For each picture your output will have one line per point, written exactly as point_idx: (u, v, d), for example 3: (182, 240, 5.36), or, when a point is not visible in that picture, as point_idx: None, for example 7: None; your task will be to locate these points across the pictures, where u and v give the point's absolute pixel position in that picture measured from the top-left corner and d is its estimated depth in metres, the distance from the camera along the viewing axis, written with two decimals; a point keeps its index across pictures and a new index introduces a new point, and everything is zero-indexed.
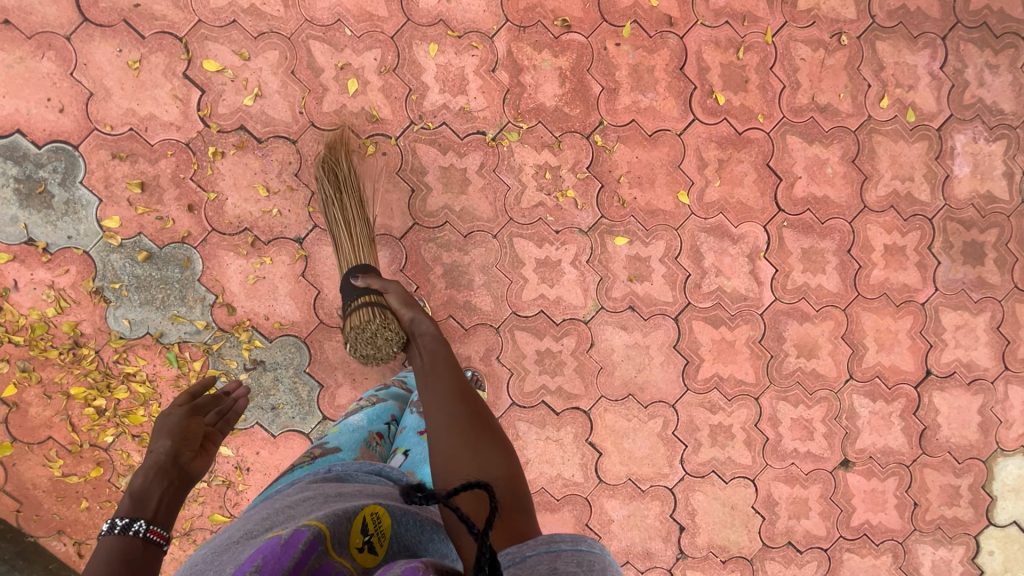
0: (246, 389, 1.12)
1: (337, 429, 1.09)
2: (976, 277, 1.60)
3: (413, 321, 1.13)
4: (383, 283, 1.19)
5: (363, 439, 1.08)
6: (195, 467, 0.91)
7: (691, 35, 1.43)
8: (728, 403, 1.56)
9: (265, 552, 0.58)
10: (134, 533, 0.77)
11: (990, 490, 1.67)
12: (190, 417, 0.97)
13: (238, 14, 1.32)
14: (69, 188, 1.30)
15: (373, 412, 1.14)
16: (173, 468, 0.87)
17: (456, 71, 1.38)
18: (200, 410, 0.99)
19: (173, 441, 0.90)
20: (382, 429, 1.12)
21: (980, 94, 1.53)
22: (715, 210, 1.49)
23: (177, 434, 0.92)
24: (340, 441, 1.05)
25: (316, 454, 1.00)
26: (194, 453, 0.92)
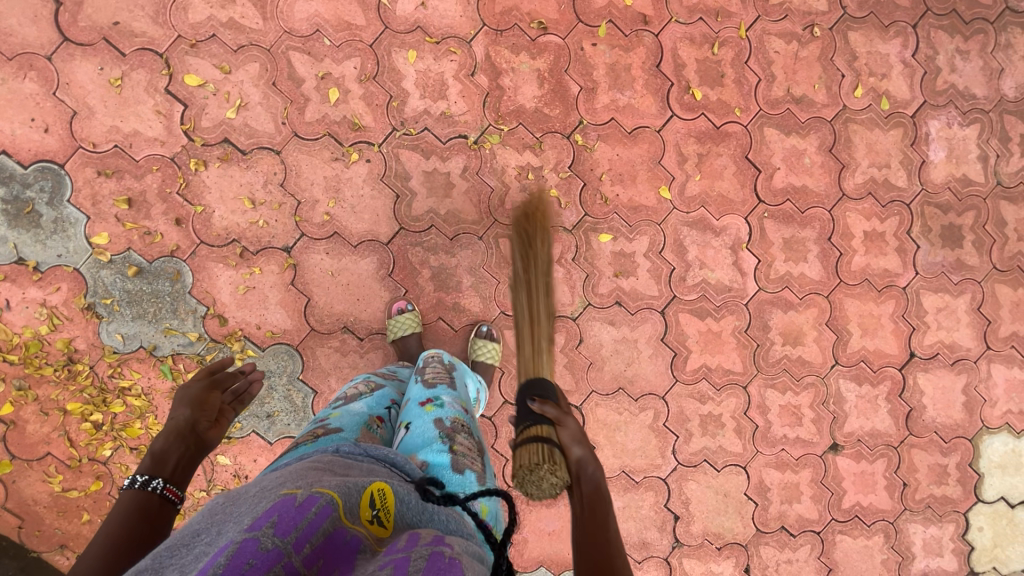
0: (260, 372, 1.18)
1: (338, 412, 1.00)
2: (956, 260, 1.63)
3: (580, 464, 0.97)
4: (561, 415, 1.04)
5: (364, 422, 0.99)
6: (209, 436, 0.97)
7: (666, 32, 1.46)
8: (717, 393, 1.59)
9: (280, 510, 0.58)
10: (152, 489, 0.82)
11: (977, 468, 1.70)
12: (209, 390, 1.03)
13: (217, 28, 1.33)
14: (57, 207, 1.32)
15: (373, 399, 1.08)
16: (189, 435, 0.93)
17: (436, 76, 1.40)
18: (217, 386, 1.06)
19: (192, 410, 0.97)
20: (383, 413, 1.06)
21: (952, 79, 1.56)
22: (696, 203, 1.51)
23: (196, 403, 0.99)
24: (342, 420, 0.97)
25: (319, 433, 0.91)
26: (209, 423, 0.98)
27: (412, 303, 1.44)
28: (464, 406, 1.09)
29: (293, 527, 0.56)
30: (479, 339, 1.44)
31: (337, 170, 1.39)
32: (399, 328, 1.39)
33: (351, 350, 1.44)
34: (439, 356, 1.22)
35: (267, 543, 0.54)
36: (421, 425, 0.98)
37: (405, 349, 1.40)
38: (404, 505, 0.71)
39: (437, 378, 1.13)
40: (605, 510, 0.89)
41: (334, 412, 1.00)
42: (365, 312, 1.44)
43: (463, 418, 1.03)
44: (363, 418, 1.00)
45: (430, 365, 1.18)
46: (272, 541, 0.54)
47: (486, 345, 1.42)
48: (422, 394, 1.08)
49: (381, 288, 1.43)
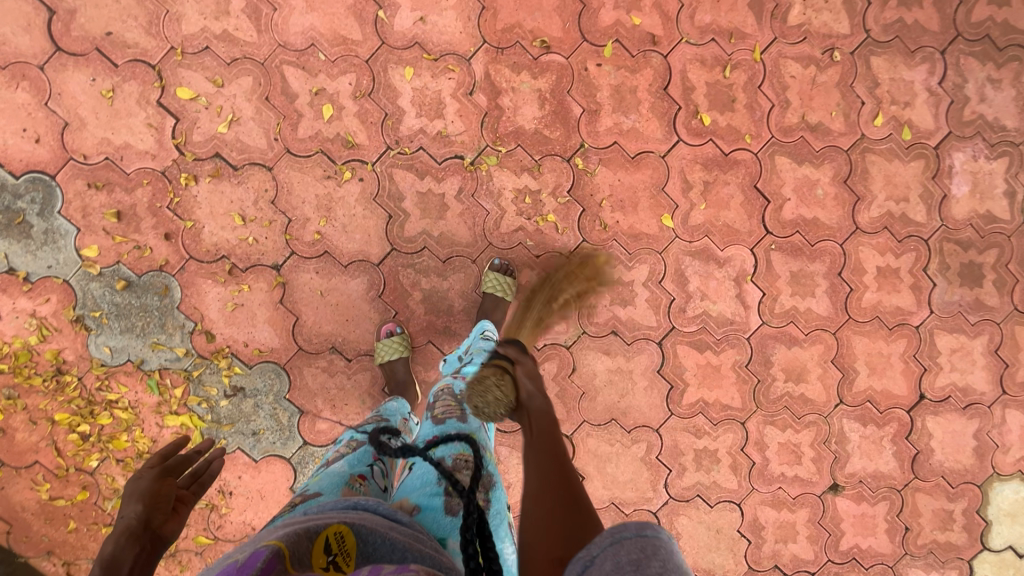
0: (221, 449, 1.08)
1: (317, 477, 1.00)
2: (974, 299, 1.54)
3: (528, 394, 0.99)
4: (520, 354, 1.12)
5: (344, 482, 0.98)
6: (166, 529, 0.90)
7: (675, 53, 1.39)
8: (714, 428, 1.54)
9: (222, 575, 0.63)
10: None
11: (985, 515, 1.63)
12: (161, 479, 0.95)
13: (211, 40, 1.31)
14: (47, 218, 1.31)
15: (356, 457, 1.05)
16: (143, 534, 0.86)
17: (433, 95, 1.36)
18: (171, 472, 0.98)
19: (142, 506, 0.89)
20: (365, 471, 1.02)
21: (981, 110, 1.47)
22: (700, 233, 1.45)
23: (147, 498, 0.91)
24: (320, 486, 0.96)
25: (297, 503, 0.92)
26: (165, 516, 0.91)
27: (402, 325, 1.41)
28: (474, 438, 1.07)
29: None
30: (491, 272, 1.40)
31: (329, 189, 1.36)
32: (386, 352, 1.36)
33: (339, 371, 1.41)
34: (449, 386, 1.18)
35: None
36: (422, 466, 1.03)
37: (392, 373, 1.37)
38: (365, 547, 0.74)
39: (447, 414, 1.12)
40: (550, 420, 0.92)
41: (314, 479, 1.00)
42: (354, 333, 1.41)
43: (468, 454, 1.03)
44: (343, 478, 0.98)
45: (440, 399, 1.16)
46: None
47: (499, 279, 1.38)
48: (431, 430, 1.09)
49: (371, 310, 1.40)
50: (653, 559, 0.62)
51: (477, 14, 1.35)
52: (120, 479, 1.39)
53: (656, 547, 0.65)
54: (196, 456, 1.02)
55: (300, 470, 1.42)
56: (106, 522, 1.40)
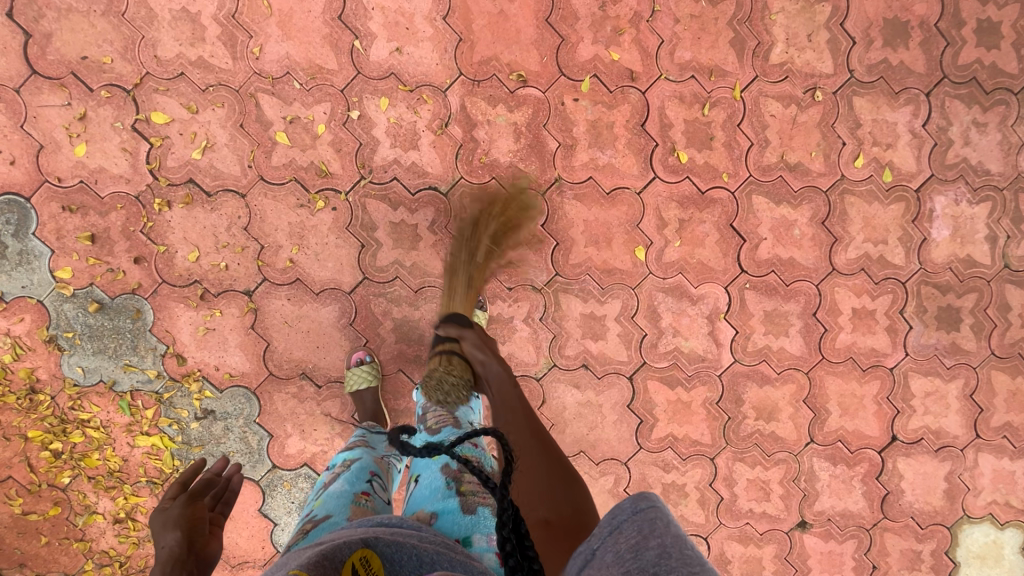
0: (239, 464, 1.08)
1: (320, 501, 0.98)
2: (950, 343, 1.54)
3: (491, 376, 1.12)
4: (461, 330, 1.20)
5: (352, 500, 0.97)
6: (211, 550, 0.88)
7: (654, 90, 1.38)
8: (683, 462, 1.55)
9: None
10: None
11: (954, 557, 1.63)
12: (191, 504, 0.94)
13: (186, 66, 1.31)
14: (22, 239, 1.32)
15: (353, 474, 1.04)
16: (188, 559, 0.84)
17: (408, 126, 1.35)
18: (198, 496, 0.97)
19: (182, 532, 0.87)
20: (367, 487, 1.02)
21: (965, 153, 1.45)
22: (674, 269, 1.45)
23: (184, 525, 0.89)
24: (328, 509, 0.95)
25: (308, 529, 0.91)
26: (205, 538, 0.89)
27: (373, 354, 1.41)
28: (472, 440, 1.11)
29: None
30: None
31: (302, 217, 1.37)
32: (355, 381, 1.37)
33: (308, 397, 1.42)
34: (439, 398, 1.21)
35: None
36: (429, 475, 1.01)
37: (361, 402, 1.37)
38: (393, 566, 0.71)
39: (441, 422, 1.15)
40: (515, 392, 1.08)
41: (317, 502, 0.98)
42: (325, 360, 1.42)
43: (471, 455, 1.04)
44: (349, 496, 0.98)
45: (430, 411, 1.19)
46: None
47: None
48: None
49: (342, 338, 1.41)
50: (650, 538, 0.65)
51: (454, 46, 1.34)
52: (92, 496, 1.41)
53: (652, 523, 0.67)
54: (217, 478, 1.02)
55: (269, 493, 1.44)
56: (77, 538, 1.42)
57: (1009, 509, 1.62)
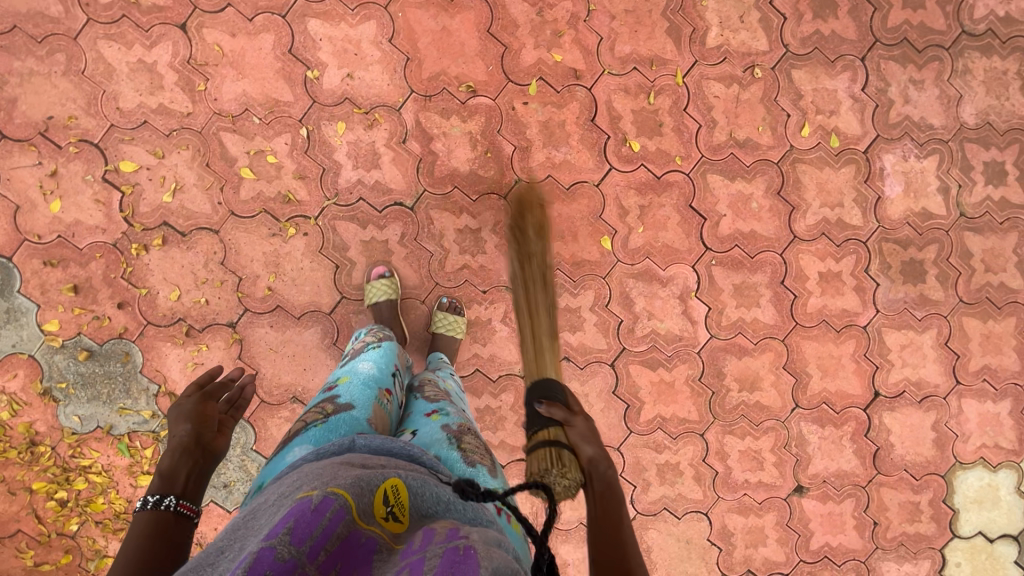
0: (252, 377, 1.14)
1: (348, 384, 1.04)
2: (919, 295, 1.58)
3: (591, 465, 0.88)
4: (569, 416, 0.97)
5: (375, 396, 1.02)
6: (218, 444, 0.95)
7: (599, 85, 1.43)
8: (674, 442, 1.58)
9: (296, 514, 0.56)
10: (165, 507, 0.83)
11: (952, 504, 1.66)
12: (203, 402, 1.00)
13: (148, 114, 1.36)
14: (8, 298, 1.37)
15: (382, 371, 1.11)
16: (195, 449, 0.91)
17: (368, 146, 1.40)
18: (211, 396, 1.02)
19: (192, 425, 0.94)
20: (389, 389, 1.08)
21: (906, 111, 1.51)
22: (640, 255, 1.50)
23: (195, 418, 0.95)
24: (353, 399, 0.99)
25: (329, 412, 0.95)
26: (214, 433, 0.95)
27: (390, 270, 1.42)
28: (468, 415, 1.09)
29: (308, 535, 0.54)
30: (441, 310, 1.44)
31: (276, 246, 1.41)
32: (374, 294, 1.40)
33: None
34: (433, 380, 1.20)
35: (282, 552, 0.52)
36: (430, 429, 0.99)
37: (380, 315, 1.39)
38: (418, 499, 0.70)
39: (438, 396, 1.12)
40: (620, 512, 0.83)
41: (344, 387, 1.03)
42: (313, 381, 1.45)
43: (469, 423, 1.03)
44: (373, 391, 1.03)
45: (427, 386, 1.16)
46: (288, 551, 0.52)
47: (447, 318, 1.42)
48: (426, 407, 1.07)
49: (327, 357, 1.45)
50: None
51: (403, 65, 1.39)
52: (101, 540, 1.44)
53: None
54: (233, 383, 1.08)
55: None
56: None
57: (1000, 451, 1.65)
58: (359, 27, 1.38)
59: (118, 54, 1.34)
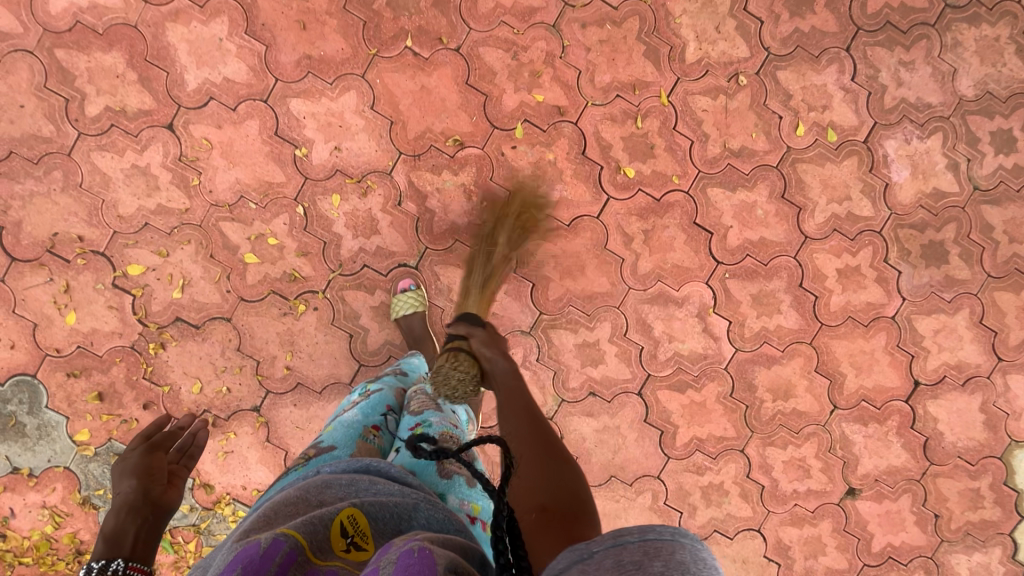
0: (204, 421, 1.20)
1: (332, 429, 1.06)
2: (944, 277, 1.53)
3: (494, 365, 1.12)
4: (472, 329, 1.23)
5: (359, 433, 1.04)
6: (167, 498, 1.00)
7: (584, 117, 1.42)
8: (715, 461, 1.55)
9: (243, 560, 0.58)
10: (113, 571, 0.85)
11: (1014, 485, 1.60)
12: (150, 455, 1.07)
13: (148, 215, 1.38)
14: (37, 414, 1.39)
15: (368, 406, 1.11)
16: (142, 506, 0.95)
17: (364, 213, 1.41)
18: (158, 447, 1.09)
19: (137, 481, 0.99)
20: (378, 420, 1.08)
21: (901, 93, 1.47)
22: (652, 279, 1.47)
23: (140, 474, 1.01)
24: (334, 439, 1.02)
25: (311, 456, 0.99)
26: (162, 487, 1.01)
27: (416, 283, 1.42)
28: (454, 422, 1.10)
29: None
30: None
31: (288, 324, 1.42)
32: (402, 306, 1.39)
33: None
34: (421, 387, 1.18)
35: None
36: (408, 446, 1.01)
37: (409, 328, 1.40)
38: (378, 524, 0.72)
39: (423, 406, 1.11)
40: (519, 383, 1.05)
41: (328, 429, 1.06)
42: None
43: (451, 431, 1.05)
44: (357, 430, 1.04)
45: (414, 398, 1.15)
46: None
47: None
48: (409, 421, 1.08)
49: None
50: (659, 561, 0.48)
51: (388, 129, 1.39)
52: None
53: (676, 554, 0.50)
54: (180, 433, 1.14)
55: None
56: None
57: None
58: (339, 99, 1.38)
59: (111, 162, 1.36)
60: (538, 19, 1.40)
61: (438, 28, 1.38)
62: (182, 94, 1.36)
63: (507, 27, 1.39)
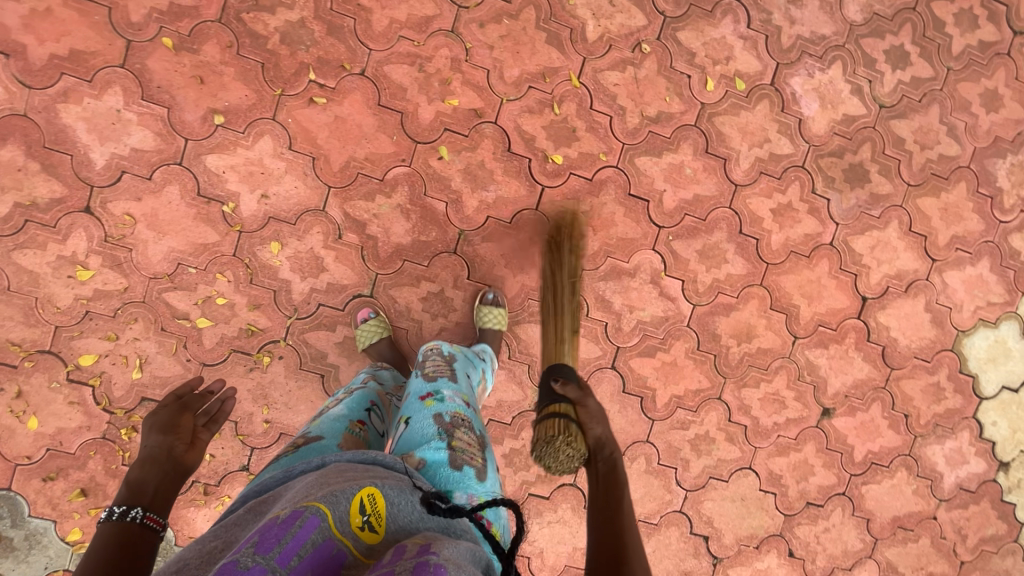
0: (235, 391, 1.21)
1: (318, 422, 1.06)
2: (869, 195, 1.61)
3: (598, 443, 1.06)
4: (581, 396, 1.14)
5: (346, 426, 1.05)
6: (187, 459, 0.99)
7: (503, 115, 1.44)
8: (696, 414, 1.62)
9: (264, 530, 0.62)
10: (131, 518, 0.83)
11: (968, 371, 1.72)
12: (181, 413, 1.07)
13: (87, 303, 1.34)
14: (22, 524, 1.36)
15: (353, 403, 1.13)
16: (165, 459, 0.95)
17: (308, 253, 1.40)
18: (188, 407, 1.10)
19: (164, 435, 1.00)
20: (363, 416, 1.10)
21: (796, 31, 1.53)
22: (601, 257, 1.51)
23: (167, 429, 1.01)
24: (322, 429, 1.02)
25: (300, 444, 0.98)
26: (186, 446, 1.00)
27: (376, 310, 1.43)
28: (465, 397, 1.11)
29: (277, 543, 0.60)
30: (486, 304, 1.44)
31: (257, 379, 1.42)
32: (366, 336, 1.39)
33: None
34: (438, 347, 1.25)
35: (248, 560, 0.57)
36: (421, 420, 1.01)
37: (379, 354, 1.39)
38: (394, 508, 0.72)
39: (437, 371, 1.15)
40: (620, 483, 0.97)
41: (315, 422, 1.05)
42: None
43: (463, 411, 1.06)
44: (344, 423, 1.05)
45: (429, 359, 1.20)
46: (253, 559, 0.57)
47: (492, 312, 1.43)
48: (422, 386, 1.10)
49: None
50: None
51: (312, 166, 1.38)
52: None
53: None
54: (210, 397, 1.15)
55: None
56: None
57: (994, 307, 1.71)
58: (255, 146, 1.35)
59: (35, 259, 1.32)
60: (436, 27, 1.40)
61: (338, 55, 1.36)
62: (93, 174, 1.31)
63: (407, 41, 1.39)
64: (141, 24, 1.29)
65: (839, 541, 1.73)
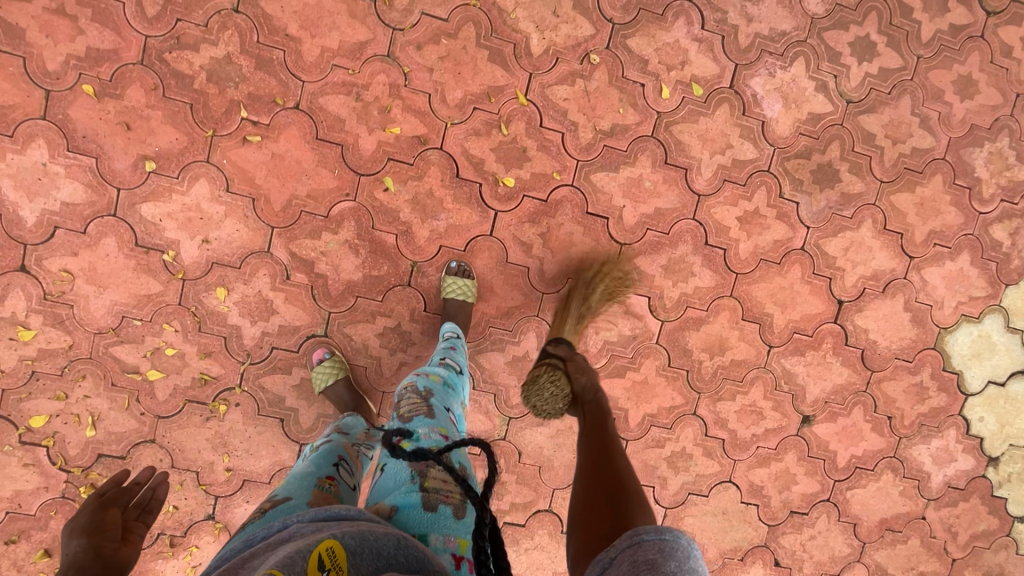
0: (163, 474, 1.22)
1: (283, 483, 1.00)
2: (840, 195, 1.54)
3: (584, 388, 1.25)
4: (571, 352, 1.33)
5: (315, 483, 1.00)
6: (121, 552, 0.99)
7: (449, 139, 1.38)
8: (672, 431, 1.58)
9: None
10: None
11: (952, 368, 1.67)
12: (104, 511, 1.07)
13: (33, 363, 1.31)
14: None
15: (321, 456, 1.08)
16: (98, 556, 0.95)
17: (256, 296, 1.36)
18: (111, 501, 1.10)
19: (88, 538, 0.98)
20: (333, 471, 1.05)
21: (753, 29, 1.45)
22: (562, 279, 1.46)
23: (92, 531, 1.00)
24: (289, 489, 0.96)
25: (266, 508, 0.92)
26: (116, 543, 1.00)
27: (330, 349, 1.38)
28: (444, 432, 1.05)
29: None
30: (451, 276, 1.40)
31: (215, 427, 1.38)
32: (321, 379, 1.35)
33: None
34: (414, 383, 1.16)
35: None
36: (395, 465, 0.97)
37: (338, 397, 1.35)
38: (356, 558, 0.64)
39: (414, 411, 1.08)
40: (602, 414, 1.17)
41: (281, 483, 1.00)
42: None
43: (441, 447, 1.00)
44: (312, 480, 1.00)
45: (405, 398, 1.13)
46: None
47: (457, 283, 1.38)
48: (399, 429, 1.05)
49: None
50: None
51: (252, 207, 1.33)
52: None
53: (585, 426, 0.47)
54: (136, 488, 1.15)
55: None
56: None
57: (977, 301, 1.65)
58: (191, 191, 1.30)
59: None
60: (371, 52, 1.33)
61: (270, 90, 1.30)
62: (25, 232, 1.27)
63: (341, 70, 1.32)
64: (59, 73, 1.23)
65: (826, 548, 1.70)
